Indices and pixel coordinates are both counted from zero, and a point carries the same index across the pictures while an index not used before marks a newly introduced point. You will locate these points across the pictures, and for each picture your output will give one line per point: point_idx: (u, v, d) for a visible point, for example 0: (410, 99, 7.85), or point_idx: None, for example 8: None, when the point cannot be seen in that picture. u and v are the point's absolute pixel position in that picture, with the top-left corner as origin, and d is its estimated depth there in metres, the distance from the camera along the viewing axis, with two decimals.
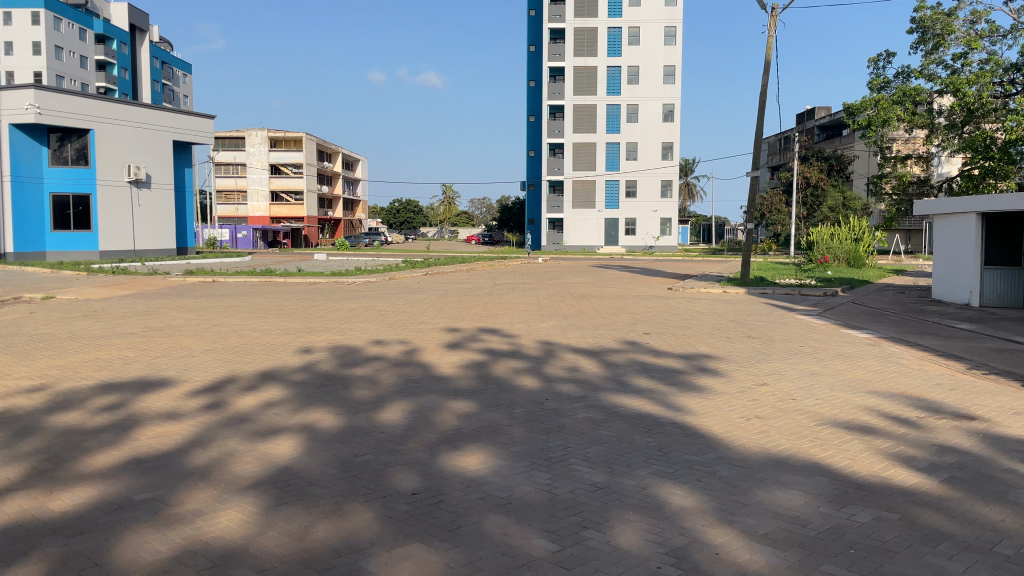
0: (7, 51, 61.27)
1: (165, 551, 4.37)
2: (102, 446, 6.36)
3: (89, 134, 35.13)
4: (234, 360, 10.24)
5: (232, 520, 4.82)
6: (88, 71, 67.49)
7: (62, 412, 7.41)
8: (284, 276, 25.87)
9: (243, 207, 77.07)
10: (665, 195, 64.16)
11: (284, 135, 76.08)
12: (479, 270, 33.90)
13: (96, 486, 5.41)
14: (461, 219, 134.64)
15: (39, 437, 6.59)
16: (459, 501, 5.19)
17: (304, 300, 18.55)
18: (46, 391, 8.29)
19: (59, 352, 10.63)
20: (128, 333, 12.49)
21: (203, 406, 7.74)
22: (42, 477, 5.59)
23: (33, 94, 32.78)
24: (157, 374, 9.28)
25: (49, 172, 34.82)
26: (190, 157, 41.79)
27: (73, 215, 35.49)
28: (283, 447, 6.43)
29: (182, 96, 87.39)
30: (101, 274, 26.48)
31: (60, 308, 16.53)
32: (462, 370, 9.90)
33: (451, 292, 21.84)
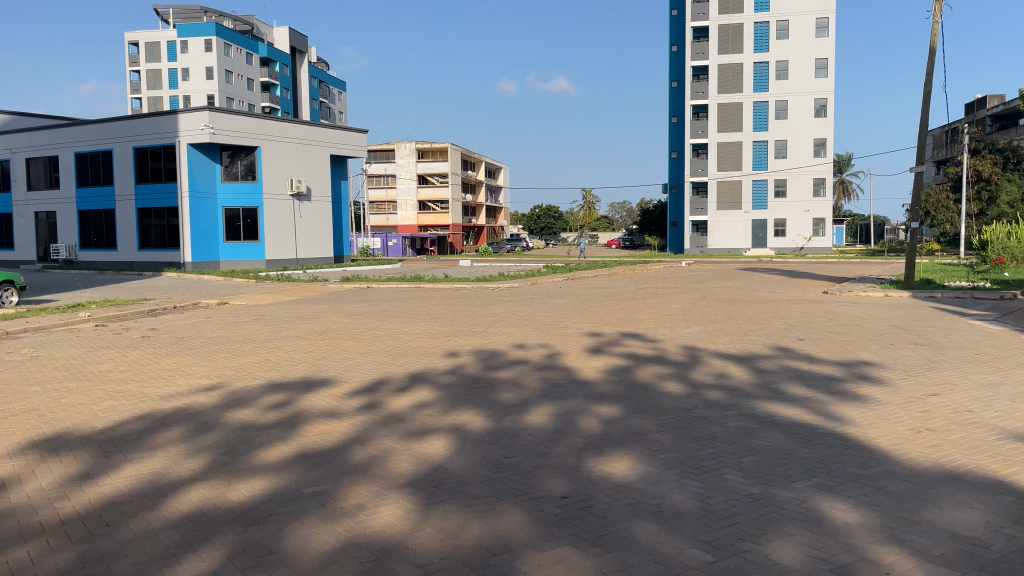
0: (185, 77, 67.44)
1: (331, 542, 4.62)
2: (272, 441, 6.83)
3: (256, 151, 37.95)
4: (388, 362, 10.69)
5: (391, 515, 5.03)
6: (255, 92, 72.86)
7: (237, 409, 8.02)
8: (432, 282, 26.68)
9: (393, 217, 80.23)
10: (818, 194, 60.96)
11: (430, 146, 78.71)
12: (622, 275, 33.51)
13: (270, 477, 5.82)
14: (603, 225, 133.54)
15: (219, 431, 7.16)
16: (609, 506, 5.16)
17: (451, 306, 19.05)
18: (222, 389, 8.99)
19: (234, 354, 11.50)
20: (293, 337, 13.33)
21: (360, 406, 8.11)
22: (222, 468, 6.07)
23: (207, 115, 35.76)
24: (320, 374, 9.86)
25: (222, 188, 37.55)
26: (345, 171, 44.04)
27: (243, 227, 38.03)
28: (436, 447, 6.63)
29: (338, 113, 92.12)
30: (267, 281, 28.42)
31: (232, 313, 17.84)
32: (606, 375, 9.85)
33: (593, 296, 21.81)
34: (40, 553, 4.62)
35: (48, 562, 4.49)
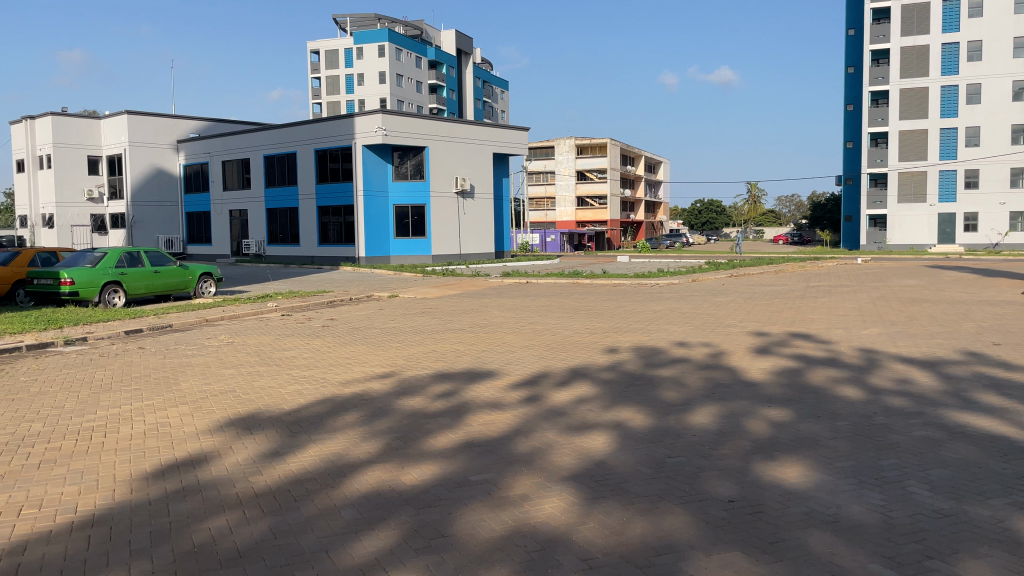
0: (360, 82, 71.42)
1: (498, 530, 4.75)
2: (440, 428, 7.12)
3: (424, 151, 39.72)
4: (549, 356, 10.82)
5: (555, 507, 5.10)
6: (422, 94, 75.94)
7: (408, 397, 8.42)
8: (592, 278, 26.68)
9: (552, 213, 80.91)
10: (1017, 185, 55.37)
11: (590, 142, 78.86)
12: (790, 273, 31.95)
13: (440, 464, 6.07)
14: (769, 219, 127.99)
15: (392, 417, 7.55)
16: (780, 513, 4.96)
17: (610, 302, 18.98)
18: (394, 377, 9.48)
19: (403, 344, 12.07)
20: (457, 329, 13.80)
21: (523, 399, 8.27)
22: (395, 452, 6.40)
23: (381, 117, 37.63)
24: (483, 366, 10.16)
25: (393, 186, 39.47)
26: (506, 168, 45.06)
27: (411, 223, 39.83)
28: (598, 442, 6.64)
29: (501, 112, 94.13)
30: (433, 276, 29.53)
31: (402, 305, 18.72)
32: (773, 377, 9.45)
33: (759, 294, 20.97)
34: (238, 522, 5.08)
35: (244, 531, 4.93)
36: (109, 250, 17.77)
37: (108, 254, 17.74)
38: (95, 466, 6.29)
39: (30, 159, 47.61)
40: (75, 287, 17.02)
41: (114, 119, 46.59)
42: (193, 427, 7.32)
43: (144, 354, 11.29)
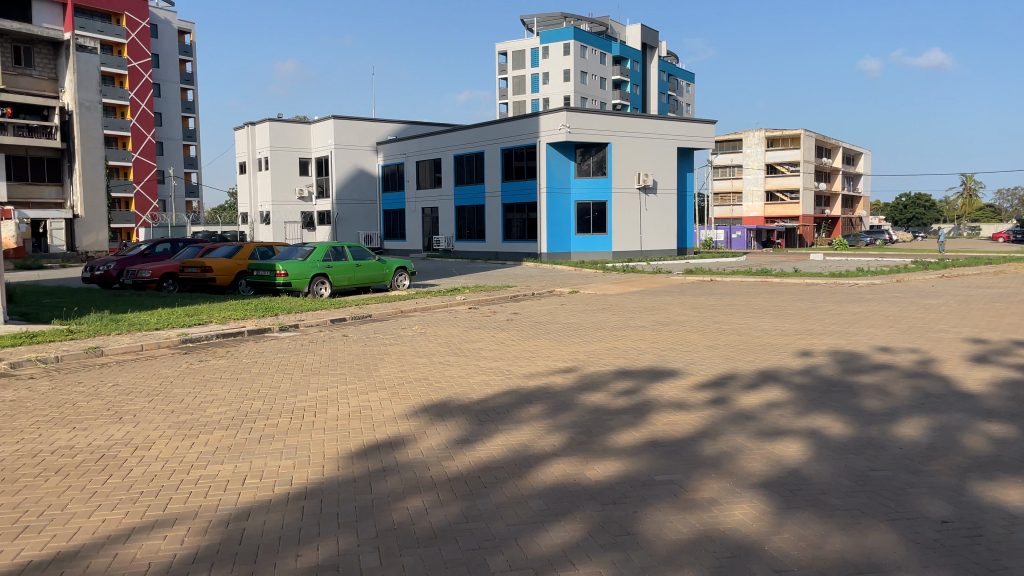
0: (545, 81, 72.68)
1: (685, 533, 4.65)
2: (624, 425, 7.09)
3: (606, 148, 39.68)
4: (735, 357, 10.45)
5: (746, 514, 4.92)
6: (606, 90, 75.90)
7: (591, 392, 8.46)
8: (782, 277, 25.43)
9: (738, 208, 77.97)
10: None
11: (782, 134, 75.35)
12: (1014, 274, 28.65)
13: (623, 461, 6.04)
14: (987, 215, 115.67)
15: (574, 412, 7.62)
16: (1004, 539, 4.46)
17: (803, 302, 17.97)
18: (576, 372, 9.57)
19: (585, 340, 12.15)
20: (639, 326, 13.67)
21: (708, 400, 8.04)
22: (579, 447, 6.45)
23: (564, 115, 38.11)
24: (667, 365, 10.00)
25: (575, 183, 39.65)
26: (691, 163, 43.96)
27: (592, 219, 39.91)
28: (790, 449, 6.32)
29: (687, 105, 91.98)
30: (615, 272, 29.45)
31: (584, 301, 18.82)
32: (993, 388, 8.52)
33: (977, 297, 19.00)
34: (432, 504, 5.35)
35: (438, 512, 5.18)
36: (317, 246, 19.36)
37: (316, 249, 19.33)
38: (306, 444, 6.87)
39: (251, 162, 52.85)
40: (289, 278, 18.61)
41: (322, 124, 50.65)
42: (391, 411, 7.80)
43: (347, 341, 12.20)
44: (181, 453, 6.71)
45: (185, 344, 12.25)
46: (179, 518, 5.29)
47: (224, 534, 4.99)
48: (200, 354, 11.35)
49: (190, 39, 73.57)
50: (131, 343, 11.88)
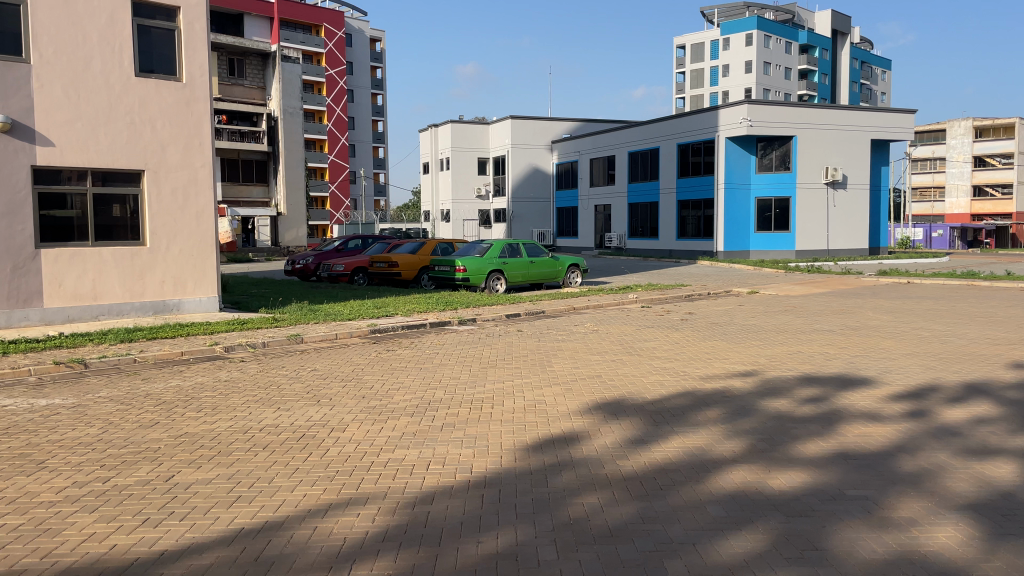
0: (725, 73, 70.42)
1: (881, 553, 4.33)
2: (810, 435, 6.71)
3: (791, 141, 37.75)
4: (937, 368, 9.59)
5: (951, 538, 4.50)
6: (791, 81, 72.23)
7: (773, 398, 8.08)
8: (994, 280, 23.01)
9: (940, 204, 71.49)
10: None
11: (993, 122, 68.15)
12: None
13: (810, 472, 5.72)
14: None
15: (756, 417, 7.31)
16: None
17: (1020, 309, 16.14)
18: (757, 376, 9.18)
19: (767, 343, 11.63)
20: (826, 330, 12.90)
21: (906, 412, 7.44)
22: (761, 455, 6.19)
23: (746, 108, 36.84)
24: (858, 372, 9.36)
25: (756, 178, 38.17)
26: (887, 155, 40.72)
27: (774, 216, 38.09)
28: (1004, 471, 5.71)
29: (882, 94, 85.51)
30: (798, 272, 27.99)
31: (764, 302, 18.01)
32: None
33: None
34: (609, 502, 5.33)
35: (615, 511, 5.17)
36: (493, 242, 19.93)
37: (493, 246, 19.89)
38: (485, 434, 7.09)
39: (434, 162, 55.34)
40: (467, 274, 19.29)
41: (500, 124, 52.07)
42: (566, 407, 7.87)
43: (523, 336, 12.44)
44: (370, 437, 7.15)
45: (373, 334, 13.04)
46: (371, 498, 5.63)
47: (410, 516, 5.27)
48: (387, 344, 12.04)
49: (380, 46, 78.07)
50: (326, 331, 12.82)
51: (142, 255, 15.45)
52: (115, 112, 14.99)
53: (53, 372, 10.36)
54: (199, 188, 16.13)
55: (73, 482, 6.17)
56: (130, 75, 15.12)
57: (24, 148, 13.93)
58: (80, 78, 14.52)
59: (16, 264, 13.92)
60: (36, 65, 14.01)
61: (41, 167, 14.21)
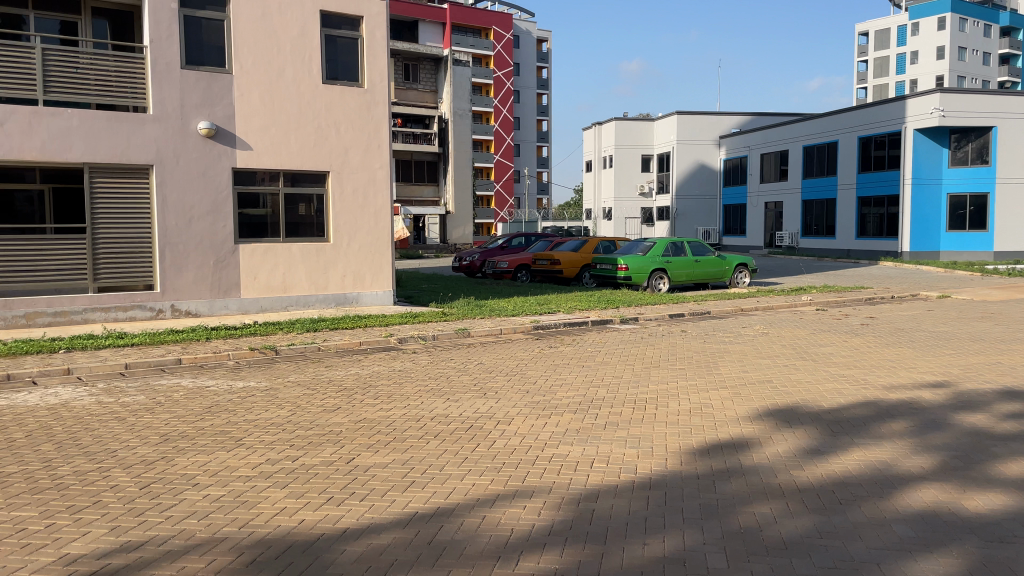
0: (914, 60, 65.51)
1: None
2: (1012, 454, 6.07)
3: (989, 132, 34.65)
4: None
5: None
6: (991, 66, 65.83)
7: (968, 412, 7.39)
8: None
9: None
10: None
11: None
12: None
13: (1011, 495, 5.19)
14: None
15: (947, 433, 6.72)
16: None
17: None
18: (950, 388, 8.43)
19: (961, 352, 10.65)
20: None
21: None
22: (954, 473, 5.68)
23: (938, 97, 33.97)
24: None
25: (949, 173, 35.14)
26: None
27: (969, 215, 35.00)
28: None
29: None
30: (995, 276, 25.46)
31: (957, 308, 16.49)
32: None
33: None
34: (782, 513, 5.10)
35: (790, 522, 4.94)
36: (657, 241, 19.64)
37: (657, 244, 19.60)
38: (649, 435, 7.00)
39: (597, 160, 55.34)
40: (630, 272, 19.12)
41: (665, 120, 51.23)
42: (735, 412, 7.61)
43: (687, 337, 12.17)
44: (536, 431, 7.26)
45: (536, 330, 13.25)
46: (536, 492, 5.72)
47: (576, 512, 5.30)
48: (550, 341, 12.18)
49: (546, 47, 79.04)
50: (492, 326, 13.18)
51: (326, 251, 16.55)
52: (305, 118, 16.15)
53: (249, 357, 11.37)
54: (377, 188, 17.06)
55: (266, 459, 6.72)
56: (318, 83, 16.25)
57: (227, 152, 15.34)
58: (275, 87, 15.77)
59: (219, 257, 15.35)
60: (237, 76, 15.35)
61: (241, 170, 15.57)
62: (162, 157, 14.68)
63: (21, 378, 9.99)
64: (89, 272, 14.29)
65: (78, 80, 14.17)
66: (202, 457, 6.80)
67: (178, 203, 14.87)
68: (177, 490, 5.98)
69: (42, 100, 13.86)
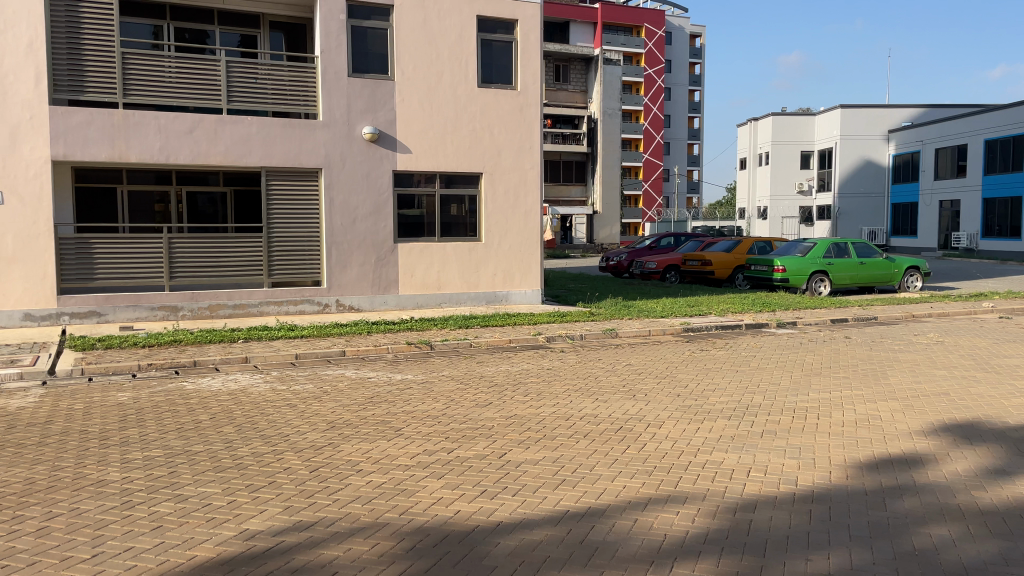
0: None
1: None
2: None
3: None
4: None
5: None
6: None
7: None
8: None
9: None
10: None
11: None
12: None
13: None
14: None
15: None
16: None
17: None
18: None
19: None
20: None
21: None
22: None
23: None
24: None
25: None
26: None
27: None
28: None
29: None
30: None
31: None
32: None
33: None
34: (963, 536, 4.72)
35: (972, 548, 4.55)
36: (818, 241, 18.69)
37: (818, 245, 18.65)
38: (811, 446, 6.67)
39: (751, 158, 53.38)
40: (787, 274, 18.37)
41: (828, 115, 48.65)
42: (907, 425, 7.10)
43: (852, 343, 11.49)
44: (688, 436, 7.11)
45: (687, 332, 12.98)
46: (690, 498, 5.60)
47: (733, 521, 5.14)
48: (702, 344, 11.89)
49: (699, 42, 77.17)
50: (641, 328, 13.04)
51: (477, 250, 16.99)
52: (460, 120, 16.63)
53: (406, 351, 11.87)
54: (528, 189, 17.34)
55: (423, 450, 7.00)
56: (473, 87, 16.70)
57: (388, 155, 16.07)
58: (433, 91, 16.34)
59: (379, 256, 16.12)
60: (399, 82, 16.04)
61: (400, 172, 16.28)
62: (329, 160, 15.59)
63: (206, 365, 10.94)
64: (264, 268, 15.39)
65: (257, 90, 15.32)
66: (365, 445, 7.17)
67: (343, 204, 15.74)
68: (343, 475, 6.34)
69: (226, 109, 15.09)
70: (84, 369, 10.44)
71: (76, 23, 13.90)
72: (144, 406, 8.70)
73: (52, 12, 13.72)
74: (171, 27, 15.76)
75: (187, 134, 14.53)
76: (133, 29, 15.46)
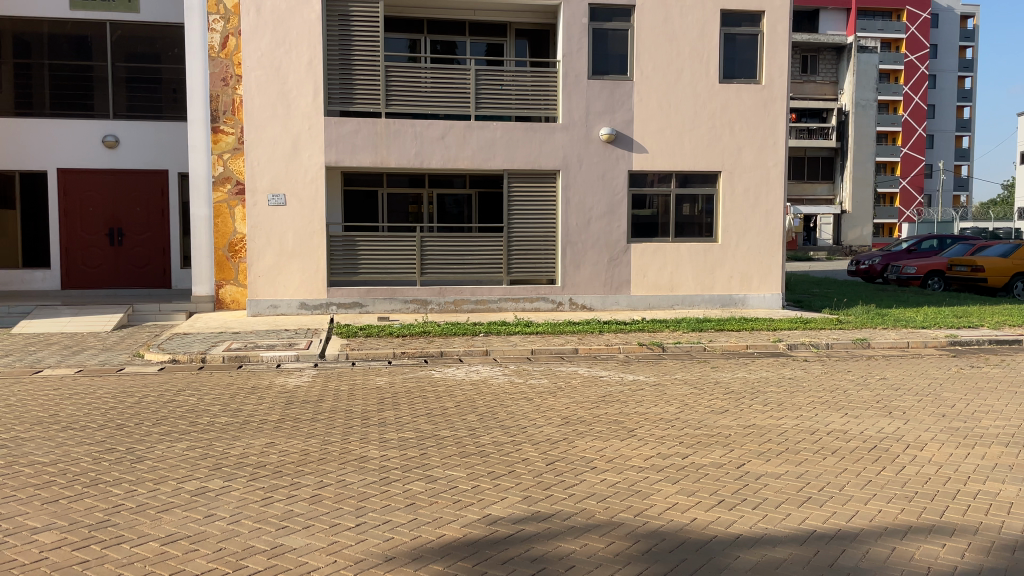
0: None
1: None
2: None
3: None
4: None
5: None
6: None
7: None
8: None
9: None
10: None
11: None
12: None
13: None
14: None
15: None
16: None
17: None
18: None
19: None
20: None
21: None
22: None
23: None
24: None
25: None
26: None
27: None
28: None
29: None
30: None
31: None
32: None
33: None
34: None
35: None
36: None
37: None
38: None
39: None
40: None
41: None
42: None
43: None
44: (956, 461, 6.37)
45: (953, 346, 11.67)
46: (960, 530, 5.01)
47: (1013, 561, 4.52)
48: (972, 360, 10.59)
49: (973, 23, 69.02)
50: (896, 338, 11.94)
51: (714, 251, 16.50)
52: (700, 118, 16.26)
53: (638, 352, 11.83)
54: (770, 187, 16.56)
55: (658, 453, 6.92)
56: (714, 83, 16.24)
57: (625, 155, 16.11)
58: (673, 89, 16.12)
59: (613, 256, 16.21)
60: (638, 82, 16.02)
61: (636, 172, 16.25)
62: (567, 162, 15.96)
63: (452, 355, 11.69)
64: (503, 266, 16.07)
65: (502, 96, 16.03)
66: (599, 443, 7.24)
67: (580, 204, 16.04)
68: (578, 471, 6.44)
69: (474, 115, 15.97)
70: (348, 354, 11.61)
71: (348, 41, 15.42)
72: (399, 391, 9.46)
73: (329, 32, 15.32)
74: (427, 39, 16.96)
75: (439, 140, 15.60)
76: (393, 44, 16.86)
